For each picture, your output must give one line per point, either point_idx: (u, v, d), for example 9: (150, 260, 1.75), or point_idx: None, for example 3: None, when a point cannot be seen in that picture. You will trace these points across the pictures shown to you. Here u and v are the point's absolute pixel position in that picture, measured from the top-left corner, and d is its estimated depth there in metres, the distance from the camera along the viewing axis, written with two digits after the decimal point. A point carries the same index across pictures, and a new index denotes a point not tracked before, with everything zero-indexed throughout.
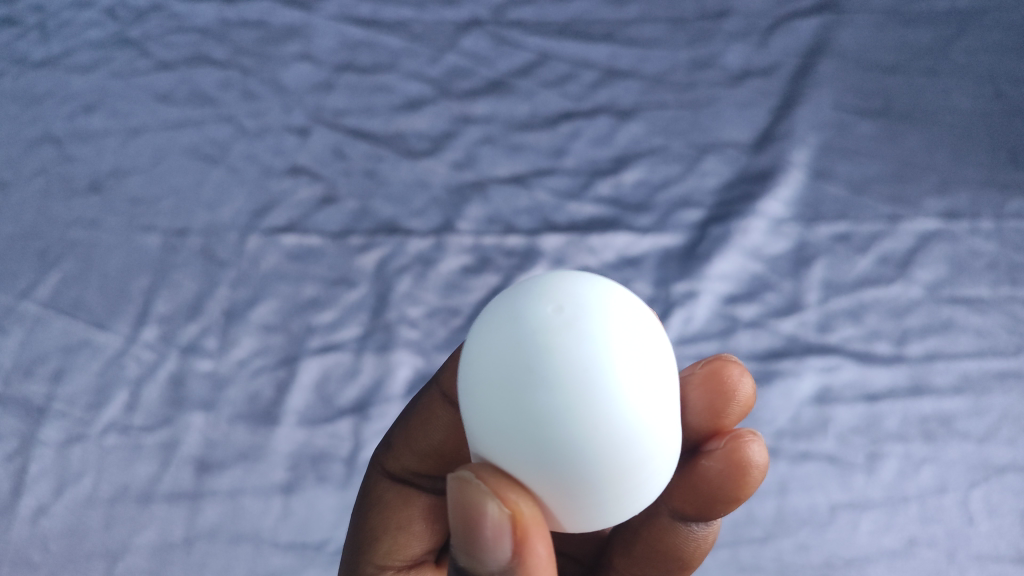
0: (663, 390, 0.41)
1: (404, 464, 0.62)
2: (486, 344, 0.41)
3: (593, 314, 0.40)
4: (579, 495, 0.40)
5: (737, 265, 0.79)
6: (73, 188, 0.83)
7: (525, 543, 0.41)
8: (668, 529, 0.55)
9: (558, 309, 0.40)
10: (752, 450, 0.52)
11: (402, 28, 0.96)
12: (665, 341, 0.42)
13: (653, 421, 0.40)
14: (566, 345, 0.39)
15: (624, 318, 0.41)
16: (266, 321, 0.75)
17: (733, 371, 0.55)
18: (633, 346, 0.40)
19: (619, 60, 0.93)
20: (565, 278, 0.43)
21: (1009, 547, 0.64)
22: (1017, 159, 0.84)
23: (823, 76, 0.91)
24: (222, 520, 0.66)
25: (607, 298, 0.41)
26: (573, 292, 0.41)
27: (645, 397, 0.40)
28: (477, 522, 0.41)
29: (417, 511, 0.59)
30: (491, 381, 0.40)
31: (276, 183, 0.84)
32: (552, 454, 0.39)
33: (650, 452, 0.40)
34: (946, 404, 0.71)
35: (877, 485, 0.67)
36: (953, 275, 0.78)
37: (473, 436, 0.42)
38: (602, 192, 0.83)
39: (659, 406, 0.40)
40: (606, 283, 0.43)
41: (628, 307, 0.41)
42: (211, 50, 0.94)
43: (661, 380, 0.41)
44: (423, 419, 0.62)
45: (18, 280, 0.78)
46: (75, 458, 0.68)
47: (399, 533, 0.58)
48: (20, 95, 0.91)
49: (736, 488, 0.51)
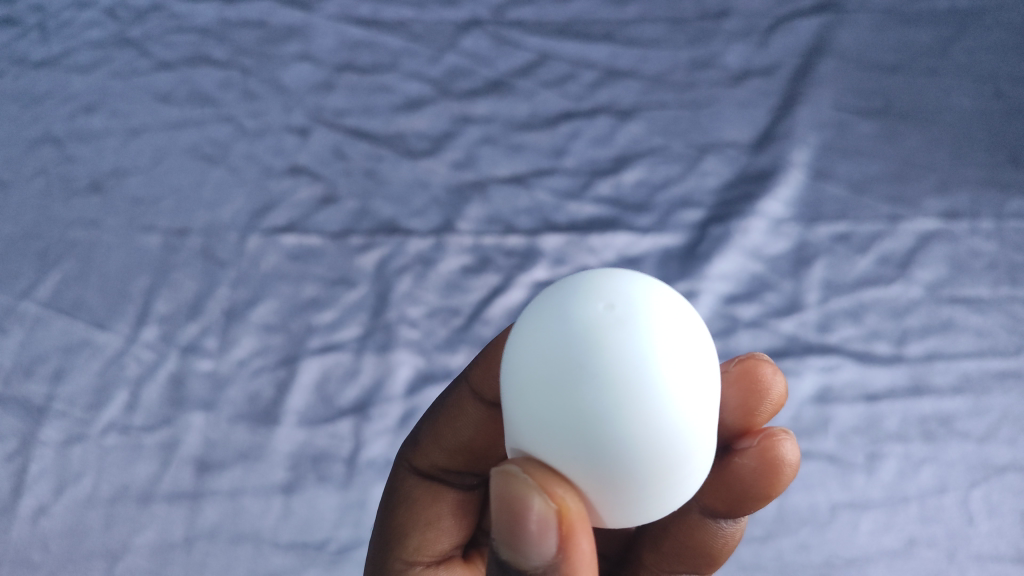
0: (705, 386, 0.40)
1: (432, 461, 0.61)
2: (532, 339, 0.41)
3: (638, 311, 0.40)
4: (621, 491, 0.40)
5: (737, 265, 0.79)
6: (73, 188, 0.84)
7: (570, 538, 0.40)
8: (697, 525, 0.55)
9: (607, 307, 0.40)
10: (785, 448, 0.52)
11: (403, 28, 0.96)
12: (708, 340, 0.42)
13: (695, 420, 0.40)
14: (611, 342, 0.39)
15: (668, 316, 0.40)
16: (266, 321, 0.75)
17: (767, 370, 0.55)
18: (676, 342, 0.40)
19: (619, 60, 0.93)
20: (607, 276, 0.43)
21: (1009, 547, 0.64)
22: (1018, 159, 0.84)
23: (824, 76, 0.91)
24: (222, 520, 0.66)
25: (652, 296, 0.41)
26: (620, 290, 0.41)
27: (690, 395, 0.39)
28: (522, 517, 0.40)
29: (446, 507, 0.60)
30: (536, 378, 0.40)
31: (276, 183, 0.84)
32: (597, 450, 0.39)
33: (692, 448, 0.40)
34: (947, 404, 0.71)
35: (877, 485, 0.67)
36: (954, 275, 0.78)
37: (516, 432, 0.42)
38: (602, 192, 0.83)
39: (702, 404, 0.40)
40: (648, 280, 0.43)
41: (671, 305, 0.41)
42: (211, 50, 0.94)
43: (703, 375, 0.40)
44: (451, 416, 0.61)
45: (18, 279, 0.78)
46: (75, 458, 0.68)
47: (428, 529, 0.58)
48: (20, 95, 0.91)
49: (767, 486, 0.52)
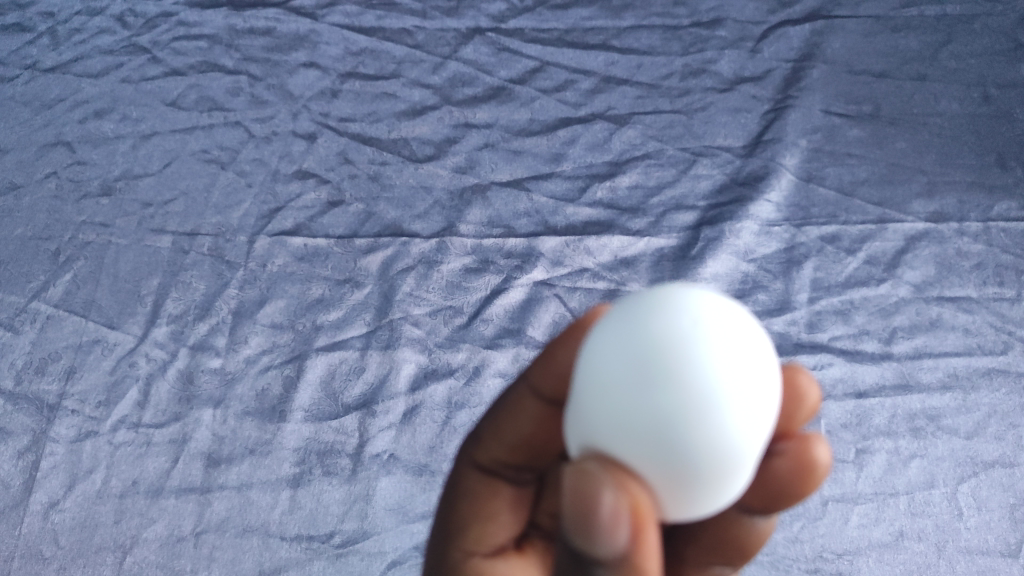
0: (762, 389, 0.40)
1: (492, 455, 0.55)
2: (595, 352, 0.42)
3: (696, 320, 0.41)
4: (683, 488, 0.40)
5: (728, 266, 0.81)
6: (85, 191, 0.86)
7: (642, 531, 0.39)
8: (733, 522, 0.52)
9: (666, 314, 0.41)
10: (820, 449, 0.49)
11: (405, 36, 0.98)
12: (766, 342, 0.42)
13: (751, 419, 0.40)
14: (675, 349, 0.40)
15: (726, 323, 0.41)
16: (273, 321, 0.78)
17: (801, 375, 0.51)
18: (734, 348, 0.40)
19: (616, 67, 0.95)
20: (668, 290, 0.43)
21: (997, 541, 0.67)
22: (1005, 162, 0.87)
23: (813, 81, 0.94)
24: (231, 514, 0.69)
25: (710, 305, 0.42)
26: (679, 301, 0.42)
27: (746, 394, 0.40)
28: (593, 513, 0.38)
29: (504, 502, 0.54)
30: (600, 384, 0.41)
31: (283, 186, 0.86)
32: (661, 450, 0.39)
33: (749, 451, 0.40)
34: (934, 402, 0.74)
35: (866, 479, 0.70)
36: (942, 275, 0.80)
37: (580, 434, 0.42)
38: (599, 196, 0.86)
39: (758, 404, 0.40)
40: (705, 291, 0.43)
41: (729, 314, 0.42)
42: (220, 57, 0.97)
43: (761, 379, 0.40)
44: (511, 412, 0.55)
45: (30, 280, 0.80)
46: (86, 453, 0.71)
47: (488, 523, 0.53)
48: (31, 100, 0.94)
49: (802, 486, 0.49)
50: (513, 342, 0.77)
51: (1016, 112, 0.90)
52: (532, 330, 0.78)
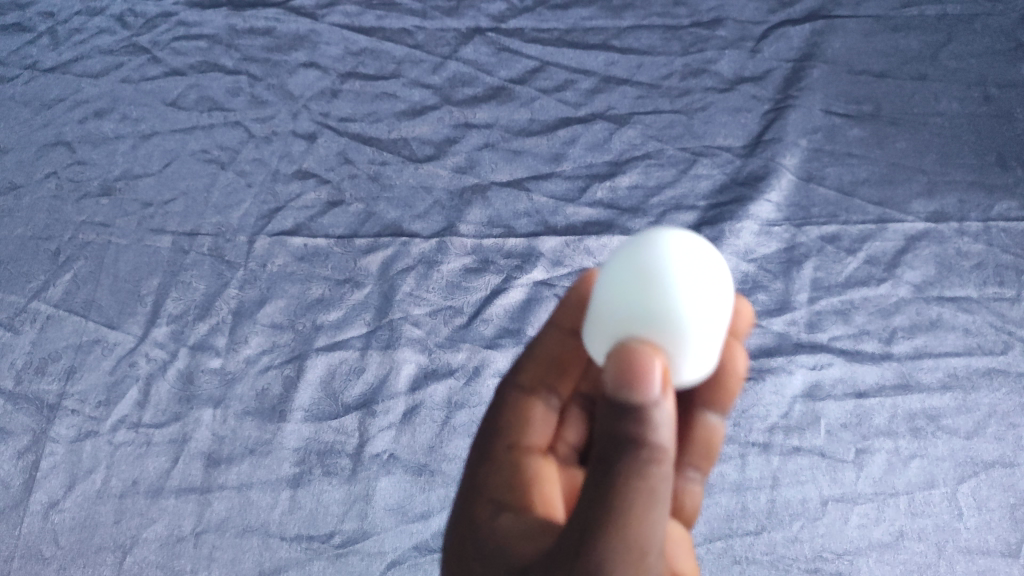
0: (716, 297, 0.47)
1: (497, 449, 0.56)
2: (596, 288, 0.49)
3: (666, 251, 0.48)
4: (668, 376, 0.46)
5: (728, 266, 0.81)
6: (85, 190, 0.86)
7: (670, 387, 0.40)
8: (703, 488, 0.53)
9: (644, 248, 0.48)
10: (740, 358, 0.60)
11: (405, 36, 0.98)
12: (723, 267, 0.50)
13: (710, 319, 0.46)
14: (652, 275, 0.46)
15: (691, 254, 0.48)
16: (274, 321, 0.78)
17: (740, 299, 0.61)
18: (696, 268, 0.47)
19: (616, 67, 0.95)
20: (650, 233, 0.50)
21: (997, 541, 0.67)
22: (1005, 162, 0.87)
23: (813, 81, 0.94)
24: (230, 514, 0.69)
25: (678, 241, 0.49)
26: (656, 238, 0.49)
27: (705, 298, 0.47)
28: (630, 367, 0.40)
29: (522, 481, 0.53)
30: (601, 307, 0.48)
31: (283, 186, 0.86)
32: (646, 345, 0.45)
33: (706, 347, 0.47)
34: (934, 402, 0.74)
35: (867, 479, 0.70)
36: (942, 275, 0.80)
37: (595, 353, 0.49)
38: (598, 195, 0.86)
39: (710, 307, 0.47)
40: (679, 233, 0.50)
41: (692, 247, 0.49)
42: (220, 57, 0.97)
43: (717, 291, 0.48)
44: (506, 411, 0.58)
45: (30, 280, 0.80)
46: (86, 453, 0.71)
47: (512, 492, 0.52)
48: (32, 100, 0.94)
49: (720, 385, 0.60)
50: (512, 342, 0.77)
51: (1016, 112, 0.90)
52: (532, 330, 0.78)
